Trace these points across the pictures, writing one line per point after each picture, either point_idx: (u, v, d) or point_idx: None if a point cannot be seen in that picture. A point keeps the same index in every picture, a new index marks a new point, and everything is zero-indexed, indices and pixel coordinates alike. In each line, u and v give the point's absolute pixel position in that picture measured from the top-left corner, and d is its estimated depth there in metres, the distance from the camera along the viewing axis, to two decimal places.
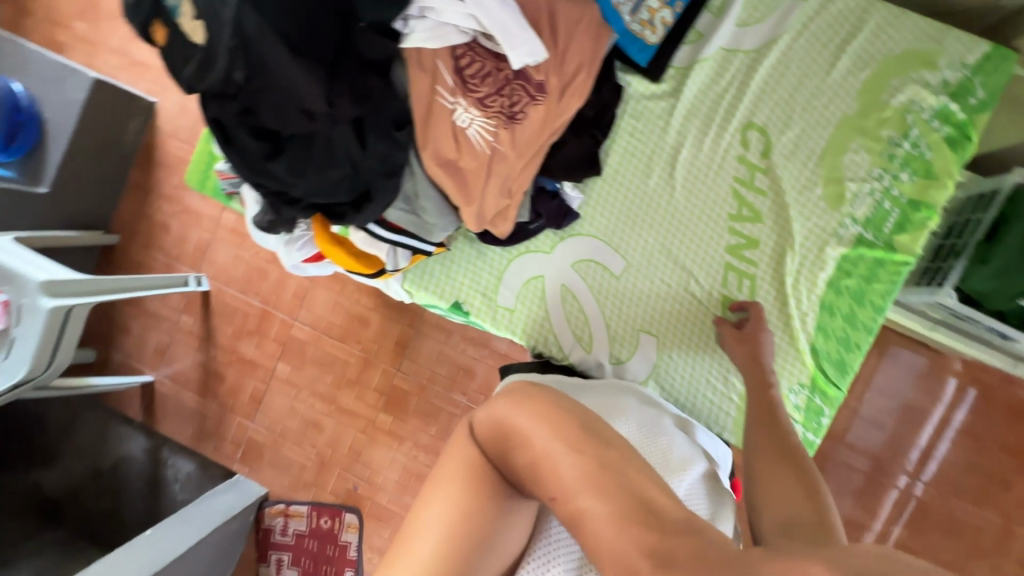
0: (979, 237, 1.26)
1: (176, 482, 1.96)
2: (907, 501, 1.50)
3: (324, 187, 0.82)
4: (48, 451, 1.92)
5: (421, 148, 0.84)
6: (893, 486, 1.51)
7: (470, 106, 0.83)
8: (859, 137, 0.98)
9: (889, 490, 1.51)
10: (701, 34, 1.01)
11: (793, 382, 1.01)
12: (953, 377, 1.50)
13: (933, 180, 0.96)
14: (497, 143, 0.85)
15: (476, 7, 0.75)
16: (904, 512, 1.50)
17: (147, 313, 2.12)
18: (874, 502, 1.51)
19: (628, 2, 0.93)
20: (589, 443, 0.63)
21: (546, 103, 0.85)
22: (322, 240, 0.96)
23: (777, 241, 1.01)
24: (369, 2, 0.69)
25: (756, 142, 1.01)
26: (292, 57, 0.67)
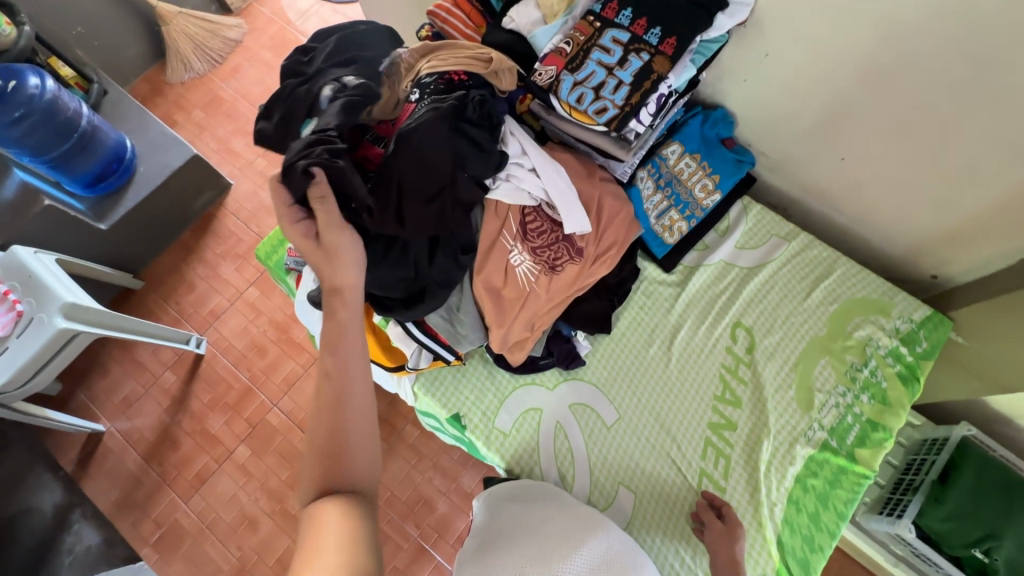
0: (934, 476, 1.36)
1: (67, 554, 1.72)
2: None
3: (384, 282, 0.96)
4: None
5: (475, 272, 1.01)
6: None
7: (524, 250, 1.02)
8: (827, 356, 1.17)
9: None
10: (707, 246, 1.26)
11: (758, 570, 1.03)
12: None
13: (888, 407, 1.12)
14: (536, 284, 1.02)
15: (548, 182, 0.99)
16: None
17: (133, 361, 2.09)
18: None
19: (655, 209, 1.22)
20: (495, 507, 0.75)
21: (581, 264, 1.05)
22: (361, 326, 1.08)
23: (754, 427, 1.12)
24: (475, 160, 0.92)
25: (743, 339, 1.19)
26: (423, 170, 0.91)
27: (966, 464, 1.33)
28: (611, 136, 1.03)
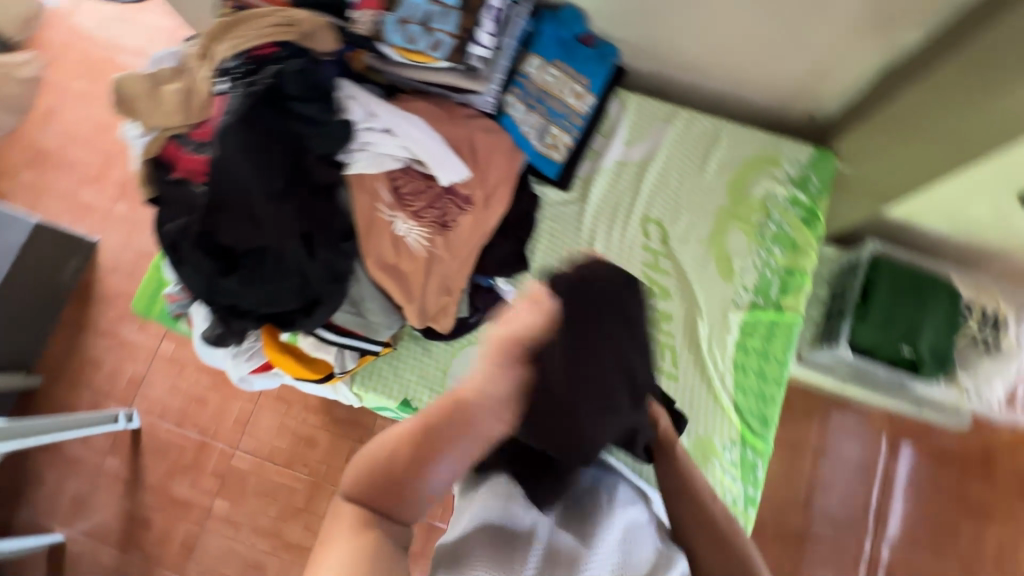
0: (856, 298, 1.47)
1: None
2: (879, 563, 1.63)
3: (276, 295, 0.90)
4: None
5: (364, 257, 0.92)
6: (859, 546, 1.64)
7: (408, 218, 0.94)
8: (735, 223, 1.19)
9: (858, 553, 1.63)
10: (597, 152, 1.23)
11: (724, 439, 1.08)
12: (884, 436, 1.69)
13: (799, 251, 1.18)
14: (434, 247, 0.96)
15: (408, 139, 0.90)
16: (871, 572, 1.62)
17: (66, 460, 1.92)
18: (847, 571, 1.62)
19: (533, 131, 1.16)
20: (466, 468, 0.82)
21: (474, 213, 0.99)
22: (271, 350, 1.01)
23: (687, 312, 1.15)
24: (318, 138, 0.83)
25: (655, 233, 1.20)
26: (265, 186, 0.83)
27: (880, 278, 1.45)
28: (457, 69, 0.95)
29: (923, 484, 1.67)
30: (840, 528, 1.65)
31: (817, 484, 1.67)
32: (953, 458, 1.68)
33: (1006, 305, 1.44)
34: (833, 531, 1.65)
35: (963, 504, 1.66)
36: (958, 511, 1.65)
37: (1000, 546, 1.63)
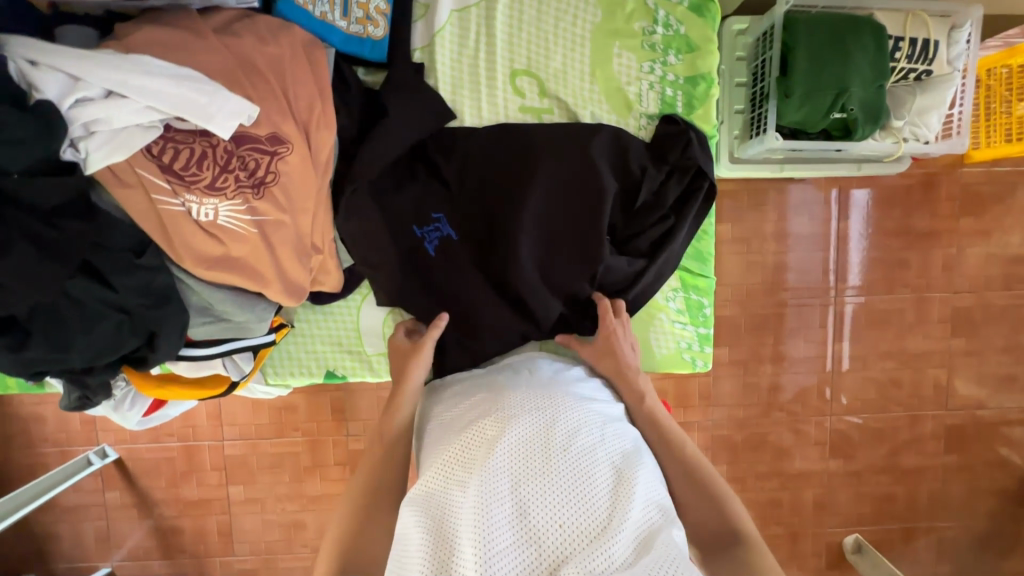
0: (777, 73, 1.30)
1: None
2: (843, 315, 1.72)
3: (102, 345, 0.73)
4: None
5: (179, 261, 0.74)
6: (825, 309, 1.71)
7: (204, 197, 0.72)
8: (617, 40, 0.97)
9: (825, 315, 1.72)
10: (426, 5, 0.95)
11: (666, 290, 1.02)
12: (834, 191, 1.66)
13: (697, 51, 0.98)
14: (261, 216, 0.76)
15: (144, 97, 0.65)
16: (840, 327, 1.72)
17: (68, 509, 1.93)
18: (813, 334, 1.72)
19: (333, 8, 0.88)
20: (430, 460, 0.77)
21: (294, 153, 0.77)
22: (148, 389, 0.86)
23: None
24: (0, 148, 0.57)
25: (529, 87, 0.98)
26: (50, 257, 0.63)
27: (798, 40, 1.25)
28: None
29: (871, 232, 1.69)
30: (802, 301, 1.71)
31: (775, 270, 1.69)
32: (895, 198, 1.68)
33: (936, 28, 1.30)
34: (796, 307, 1.71)
35: (912, 236, 1.70)
36: (907, 245, 1.70)
37: (947, 263, 1.70)
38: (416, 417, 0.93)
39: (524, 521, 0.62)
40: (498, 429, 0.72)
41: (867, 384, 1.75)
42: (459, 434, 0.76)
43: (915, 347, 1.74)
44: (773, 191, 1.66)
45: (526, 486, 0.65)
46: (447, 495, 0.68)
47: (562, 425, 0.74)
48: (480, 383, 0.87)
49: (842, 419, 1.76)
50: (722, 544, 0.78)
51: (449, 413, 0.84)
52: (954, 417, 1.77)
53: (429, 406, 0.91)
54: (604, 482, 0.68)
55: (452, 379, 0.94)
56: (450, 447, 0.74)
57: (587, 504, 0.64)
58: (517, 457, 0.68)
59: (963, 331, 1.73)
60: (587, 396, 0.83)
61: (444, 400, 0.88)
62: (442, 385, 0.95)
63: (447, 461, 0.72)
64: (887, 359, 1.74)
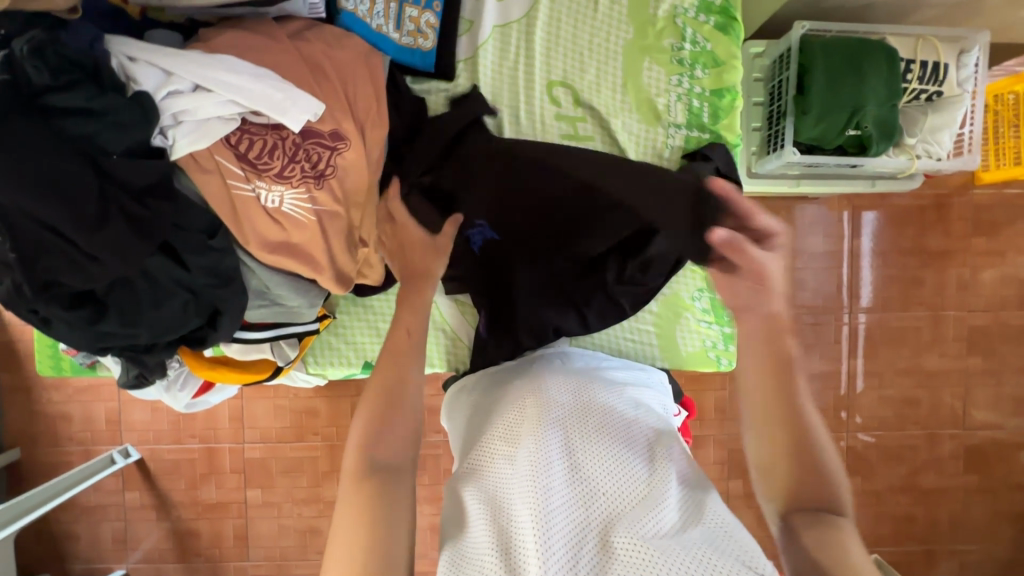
0: (794, 92, 1.37)
1: None
2: (859, 330, 1.74)
3: (169, 321, 0.78)
4: None
5: (245, 243, 0.79)
6: (842, 324, 1.74)
7: (272, 184, 0.77)
8: (648, 55, 1.04)
9: (842, 330, 1.74)
10: (471, 21, 1.03)
11: (692, 290, 1.07)
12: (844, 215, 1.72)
13: (723, 66, 1.05)
14: (319, 206, 0.82)
15: (227, 91, 0.71)
16: (857, 341, 1.74)
17: (87, 509, 1.95)
18: (829, 348, 1.75)
19: (388, 21, 0.95)
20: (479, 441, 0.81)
21: (351, 148, 0.83)
22: (201, 369, 0.91)
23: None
24: (109, 132, 0.65)
25: (565, 97, 1.04)
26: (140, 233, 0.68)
27: (814, 60, 1.32)
28: None
29: (886, 251, 1.73)
30: (818, 317, 1.74)
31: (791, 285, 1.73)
32: (908, 217, 1.72)
33: (946, 52, 1.36)
34: (812, 322, 1.74)
35: (926, 254, 1.74)
36: (921, 263, 1.73)
37: (962, 282, 1.73)
38: (457, 410, 0.97)
39: (570, 476, 0.67)
40: (544, 402, 0.78)
41: (885, 401, 1.75)
42: (505, 412, 0.82)
43: (932, 364, 1.75)
44: (789, 207, 1.71)
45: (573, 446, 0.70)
46: (499, 460, 0.73)
47: (602, 402, 0.80)
48: (520, 373, 0.93)
49: (859, 436, 1.76)
50: (809, 512, 0.70)
51: (494, 401, 0.88)
52: (973, 437, 1.77)
53: (472, 398, 0.96)
54: (648, 460, 0.71)
55: (493, 373, 0.99)
56: (498, 423, 0.80)
57: (634, 476, 0.68)
58: (564, 422, 0.74)
59: (980, 349, 1.75)
60: (622, 383, 0.89)
61: (488, 393, 0.92)
62: (479, 380, 0.99)
63: (498, 433, 0.77)
64: (904, 375, 1.75)
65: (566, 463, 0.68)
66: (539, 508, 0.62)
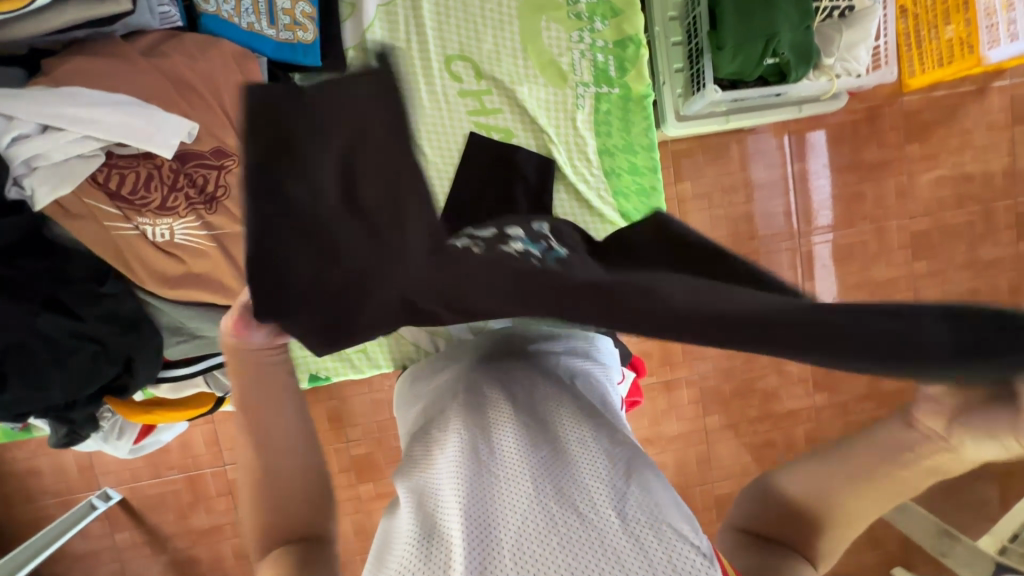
0: (707, 27, 1.34)
1: None
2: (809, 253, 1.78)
3: (79, 378, 0.74)
4: None
5: (142, 283, 0.75)
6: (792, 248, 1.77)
7: (157, 217, 0.73)
8: (544, 14, 1.00)
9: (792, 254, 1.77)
10: (353, 3, 0.96)
11: None
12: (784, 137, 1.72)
13: (621, 15, 1.02)
14: (217, 229, 0.76)
15: (78, 126, 0.66)
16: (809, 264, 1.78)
17: (80, 556, 1.92)
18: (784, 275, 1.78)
19: (259, 18, 0.89)
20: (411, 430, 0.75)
21: (240, 162, 0.78)
22: (132, 414, 0.88)
23: (539, 146, 1.02)
24: None
25: (465, 71, 1.00)
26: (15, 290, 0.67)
27: None
28: None
29: (825, 171, 1.75)
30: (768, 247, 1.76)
31: (738, 221, 1.74)
32: (842, 134, 1.73)
33: None
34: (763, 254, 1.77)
35: (864, 168, 1.76)
36: (860, 178, 1.76)
37: (900, 190, 1.77)
38: (398, 398, 0.89)
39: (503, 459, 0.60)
40: (482, 387, 0.71)
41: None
42: (440, 399, 0.74)
43: (882, 274, 1.80)
44: (726, 142, 1.71)
45: (507, 425, 0.63)
46: (430, 447, 0.66)
47: (546, 378, 0.72)
48: (460, 352, 0.85)
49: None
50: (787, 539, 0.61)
51: (426, 387, 0.83)
52: None
53: (410, 384, 0.88)
54: (582, 414, 0.67)
55: (428, 362, 0.90)
56: (433, 410, 0.73)
57: (567, 430, 0.63)
58: (501, 402, 0.67)
59: (924, 253, 1.80)
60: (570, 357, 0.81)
61: (422, 377, 0.86)
62: (420, 368, 0.91)
63: (431, 422, 0.70)
64: (857, 289, 1.80)
65: (500, 444, 0.61)
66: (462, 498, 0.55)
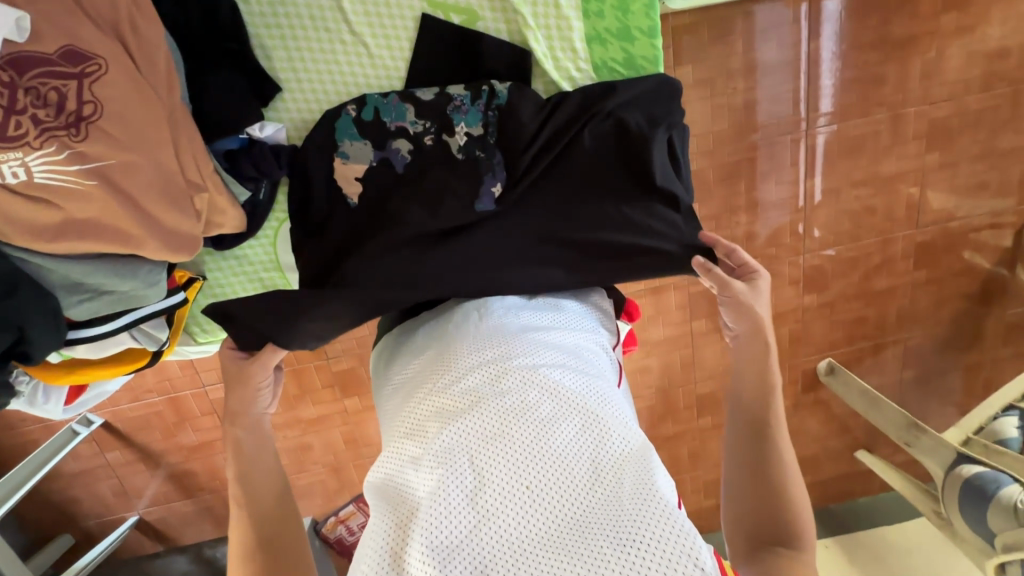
0: None
1: None
2: (814, 149, 1.61)
3: None
4: None
5: (10, 237, 0.60)
6: (797, 143, 1.59)
7: (6, 150, 0.56)
8: None
9: (797, 150, 1.60)
10: None
11: None
12: (803, 6, 1.45)
13: None
14: (96, 161, 0.60)
15: None
16: (813, 161, 1.62)
17: (76, 474, 1.96)
18: (786, 174, 1.63)
19: None
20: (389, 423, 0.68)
21: (110, 67, 0.59)
22: (55, 377, 0.77)
23: (511, 33, 0.81)
24: None
25: None
26: None
27: None
28: None
29: (843, 49, 1.50)
30: (772, 141, 1.59)
31: (741, 112, 1.55)
32: (871, 2, 1.46)
33: None
34: (766, 150, 1.59)
35: (891, 44, 1.51)
36: (885, 57, 1.52)
37: (925, 71, 1.54)
38: (373, 384, 0.80)
39: (478, 515, 0.53)
40: (455, 395, 0.62)
41: (839, 218, 1.70)
42: (404, 415, 0.65)
43: (889, 170, 1.65)
44: (735, 14, 1.44)
45: (484, 457, 0.56)
46: (401, 476, 0.60)
47: (518, 380, 0.62)
48: (423, 336, 0.74)
49: (816, 255, 1.74)
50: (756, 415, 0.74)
51: (401, 362, 0.74)
52: (924, 235, 1.74)
53: (380, 365, 0.79)
54: (574, 429, 0.58)
55: (402, 324, 0.81)
56: (397, 431, 0.64)
57: (556, 458, 0.56)
58: (478, 421, 0.59)
59: (941, 145, 1.63)
60: (547, 330, 0.70)
61: (399, 343, 0.78)
62: (389, 338, 0.81)
63: (397, 448, 0.62)
64: (861, 188, 1.67)
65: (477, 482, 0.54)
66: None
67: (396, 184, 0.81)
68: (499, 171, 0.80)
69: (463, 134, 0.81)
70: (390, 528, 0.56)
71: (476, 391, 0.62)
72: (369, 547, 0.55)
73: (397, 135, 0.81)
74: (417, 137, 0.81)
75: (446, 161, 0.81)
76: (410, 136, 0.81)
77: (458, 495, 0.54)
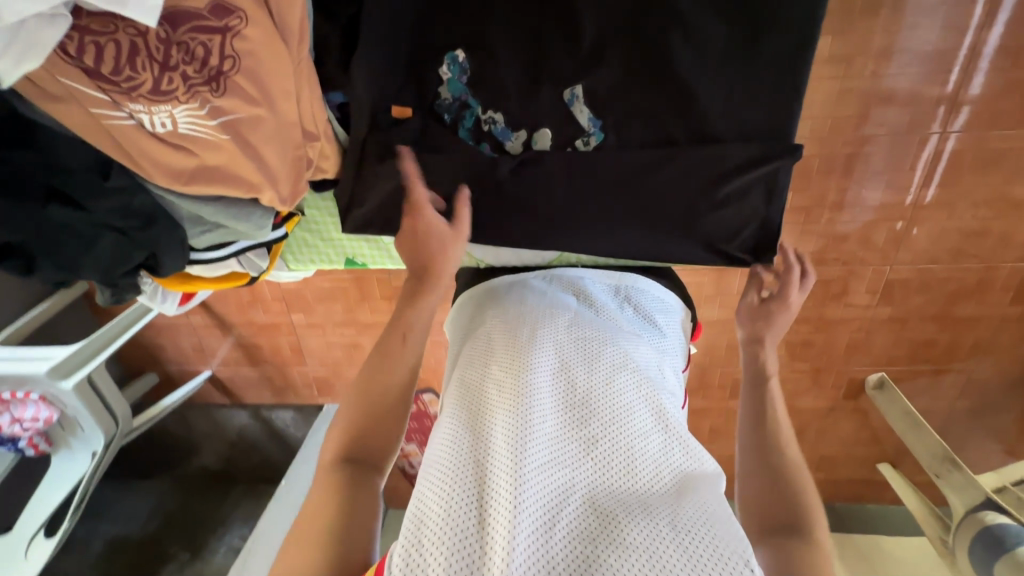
0: None
1: (288, 426, 2.39)
2: (940, 155, 1.34)
3: (113, 263, 0.71)
4: (190, 444, 2.39)
5: (151, 179, 0.64)
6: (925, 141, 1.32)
7: (152, 104, 0.58)
8: None
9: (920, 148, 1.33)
10: None
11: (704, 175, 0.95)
12: None
13: None
14: (227, 113, 0.63)
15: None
16: (935, 170, 1.36)
17: (163, 326, 2.22)
18: (903, 179, 1.39)
19: None
20: (467, 363, 0.83)
21: (252, 24, 0.61)
22: (173, 286, 0.87)
23: (630, 55, 0.77)
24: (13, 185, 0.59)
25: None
26: (13, 195, 0.59)
27: None
28: None
29: None
30: (896, 136, 1.33)
31: (872, 99, 1.28)
32: None
33: None
34: (886, 145, 1.34)
35: None
36: None
37: None
38: (449, 333, 0.97)
39: (559, 447, 0.69)
40: (549, 360, 0.78)
41: (943, 236, 1.45)
42: (500, 359, 0.80)
43: None
44: None
45: (567, 423, 0.72)
46: (487, 406, 0.74)
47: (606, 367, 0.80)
48: (518, 304, 0.89)
49: (901, 268, 1.55)
50: (782, 525, 0.76)
51: (486, 320, 0.89)
52: None
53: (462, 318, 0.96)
54: (639, 420, 0.75)
55: (482, 291, 0.97)
56: (490, 365, 0.80)
57: (623, 439, 0.72)
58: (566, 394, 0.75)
59: None
60: (630, 339, 0.87)
61: (483, 301, 0.95)
62: (478, 294, 0.97)
63: (491, 375, 0.78)
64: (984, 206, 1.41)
65: (557, 436, 0.70)
66: (525, 469, 0.64)
67: (513, 203, 0.87)
68: (600, 201, 0.87)
69: (586, 143, 0.83)
70: (476, 441, 0.70)
71: (569, 372, 0.78)
72: (453, 452, 0.70)
73: (517, 131, 0.84)
74: (528, 146, 0.84)
75: (604, 204, 0.87)
76: (526, 139, 0.84)
77: (544, 436, 0.70)
